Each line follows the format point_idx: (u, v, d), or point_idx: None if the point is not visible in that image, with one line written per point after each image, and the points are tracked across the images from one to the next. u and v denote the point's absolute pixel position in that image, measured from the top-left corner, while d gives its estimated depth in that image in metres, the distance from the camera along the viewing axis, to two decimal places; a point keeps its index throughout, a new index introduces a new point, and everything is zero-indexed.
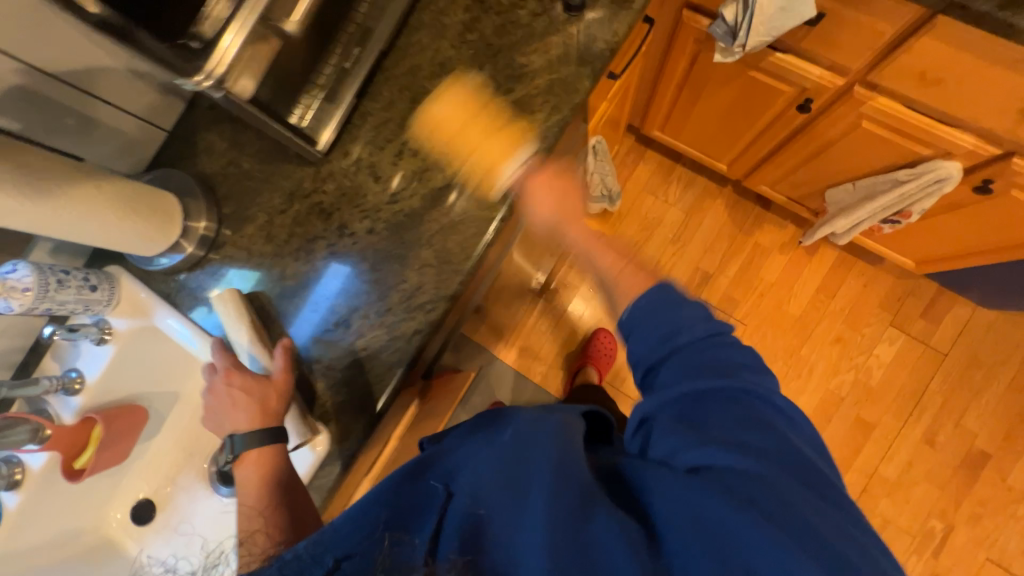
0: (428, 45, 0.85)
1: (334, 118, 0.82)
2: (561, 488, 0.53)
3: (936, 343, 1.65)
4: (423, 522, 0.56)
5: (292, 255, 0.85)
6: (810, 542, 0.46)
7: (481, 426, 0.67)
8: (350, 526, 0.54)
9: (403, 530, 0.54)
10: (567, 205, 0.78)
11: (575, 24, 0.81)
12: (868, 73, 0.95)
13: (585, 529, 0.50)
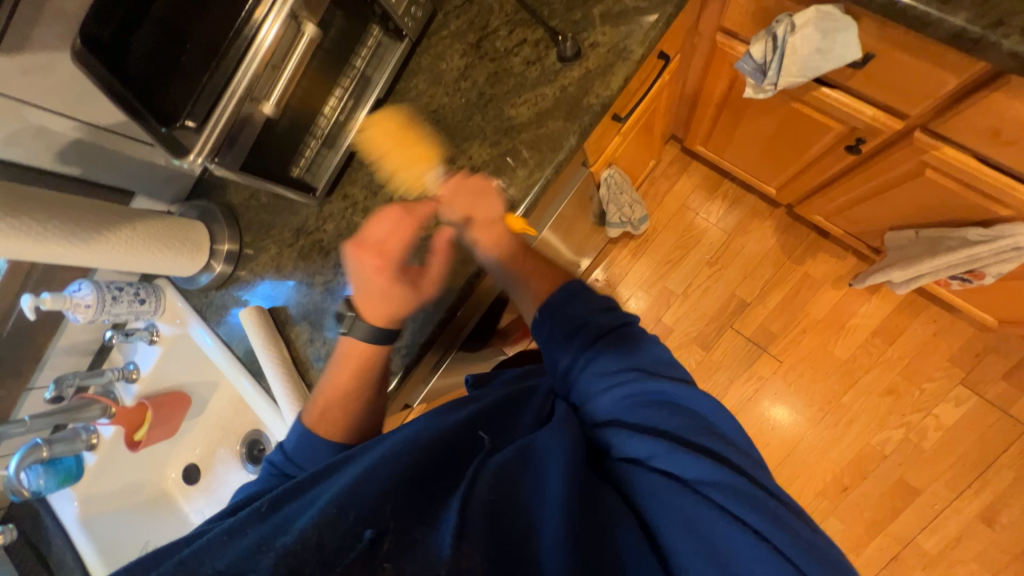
0: (423, 92, 0.86)
1: (333, 165, 0.87)
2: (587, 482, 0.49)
3: (1016, 411, 1.41)
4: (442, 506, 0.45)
5: (295, 286, 0.94)
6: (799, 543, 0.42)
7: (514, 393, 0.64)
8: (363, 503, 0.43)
9: (416, 522, 0.43)
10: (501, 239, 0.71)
11: (567, 74, 0.77)
12: (931, 120, 0.80)
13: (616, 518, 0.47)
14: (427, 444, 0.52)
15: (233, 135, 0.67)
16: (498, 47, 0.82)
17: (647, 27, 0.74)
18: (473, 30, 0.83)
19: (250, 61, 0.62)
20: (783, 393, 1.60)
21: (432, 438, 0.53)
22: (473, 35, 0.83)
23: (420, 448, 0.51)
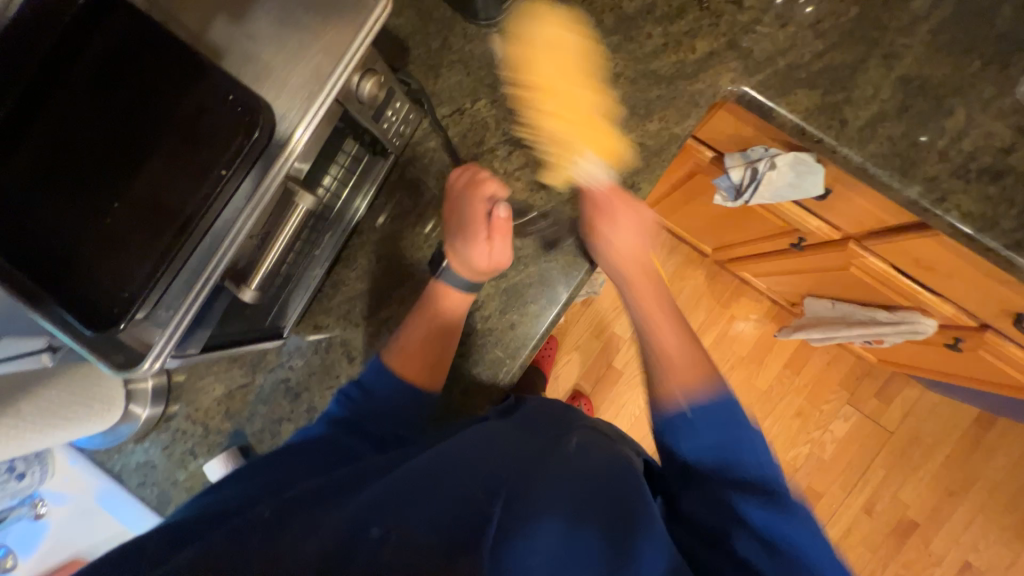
0: (409, 209, 0.76)
1: (304, 297, 0.72)
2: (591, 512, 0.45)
3: (885, 422, 1.77)
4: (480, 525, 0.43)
5: (255, 435, 0.77)
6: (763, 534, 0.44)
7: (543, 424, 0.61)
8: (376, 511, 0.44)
9: (414, 524, 0.43)
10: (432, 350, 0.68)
11: (574, 206, 0.74)
12: (865, 237, 0.93)
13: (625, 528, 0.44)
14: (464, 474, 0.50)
15: (198, 316, 0.52)
16: (495, 167, 0.76)
17: (653, 165, 0.73)
18: (468, 146, 0.76)
19: (232, 238, 0.49)
20: None
21: (451, 473, 0.49)
22: (467, 151, 0.76)
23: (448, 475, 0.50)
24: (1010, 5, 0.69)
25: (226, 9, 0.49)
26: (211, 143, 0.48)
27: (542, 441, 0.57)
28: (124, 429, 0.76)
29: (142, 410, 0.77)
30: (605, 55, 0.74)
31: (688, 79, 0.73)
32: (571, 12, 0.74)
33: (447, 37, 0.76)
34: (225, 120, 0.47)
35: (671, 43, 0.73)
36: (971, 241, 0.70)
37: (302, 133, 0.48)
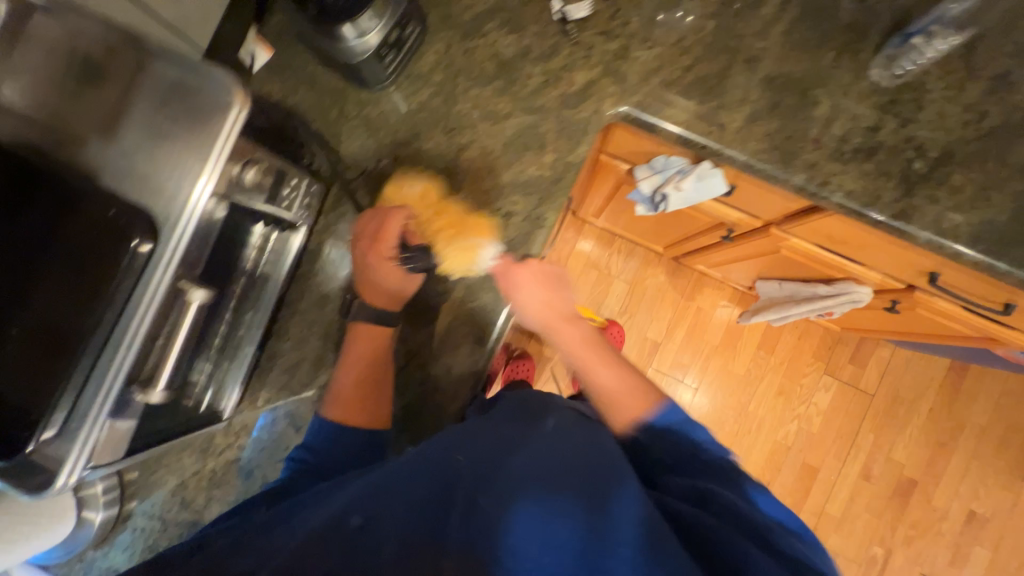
0: (332, 273, 0.79)
1: (240, 377, 0.74)
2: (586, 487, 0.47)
3: (864, 385, 1.79)
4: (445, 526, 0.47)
5: (215, 519, 0.77)
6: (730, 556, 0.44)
7: (519, 411, 0.63)
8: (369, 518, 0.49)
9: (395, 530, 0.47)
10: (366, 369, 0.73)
11: (488, 244, 0.77)
12: (782, 222, 0.97)
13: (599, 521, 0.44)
14: (449, 474, 0.51)
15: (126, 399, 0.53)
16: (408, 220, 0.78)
17: (554, 195, 0.76)
18: (379, 204, 0.79)
19: (130, 337, 0.50)
20: (704, 415, 1.81)
21: (435, 467, 0.53)
22: (379, 209, 0.78)
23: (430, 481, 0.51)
24: None
25: (101, 130, 0.52)
26: (97, 252, 0.49)
27: (518, 424, 0.59)
28: (84, 536, 0.75)
29: (97, 515, 0.75)
30: (493, 100, 0.78)
31: (572, 111, 0.77)
32: (454, 65, 0.79)
33: (344, 105, 0.80)
34: (107, 226, 0.49)
35: (551, 79, 0.77)
36: (862, 217, 0.73)
37: (204, 182, 0.50)
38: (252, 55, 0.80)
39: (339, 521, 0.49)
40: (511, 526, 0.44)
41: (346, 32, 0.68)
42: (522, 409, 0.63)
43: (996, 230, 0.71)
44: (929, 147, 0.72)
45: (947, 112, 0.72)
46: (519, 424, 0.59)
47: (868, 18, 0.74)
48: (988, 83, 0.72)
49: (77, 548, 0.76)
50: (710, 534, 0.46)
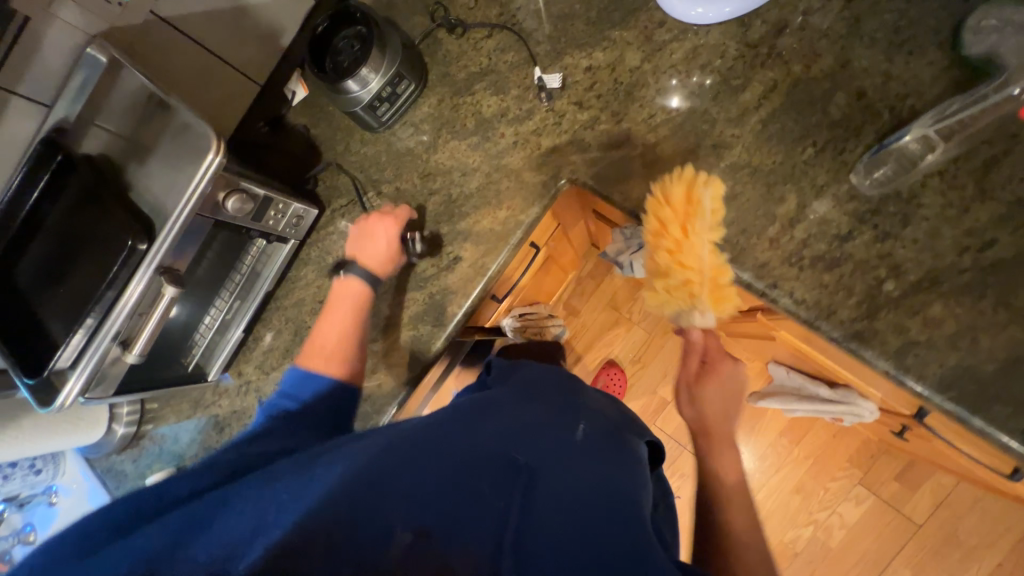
0: (311, 281, 0.93)
1: (225, 351, 0.91)
2: (609, 523, 0.47)
3: (909, 511, 1.51)
4: (475, 510, 0.46)
5: (192, 458, 0.96)
6: None
7: (545, 402, 0.64)
8: (422, 464, 0.48)
9: (443, 511, 0.45)
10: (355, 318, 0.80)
11: (436, 282, 0.85)
12: (762, 312, 0.90)
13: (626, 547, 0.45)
14: (465, 456, 0.50)
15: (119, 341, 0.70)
16: None
17: (499, 248, 0.82)
18: None
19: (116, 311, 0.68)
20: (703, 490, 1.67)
21: (468, 442, 0.53)
22: None
23: (476, 457, 0.50)
24: (846, 92, 0.68)
25: (141, 156, 0.71)
26: (113, 240, 0.68)
27: (532, 416, 0.59)
28: (108, 442, 1.00)
29: (119, 430, 1.00)
30: (466, 153, 0.85)
31: (532, 173, 0.81)
32: (440, 118, 0.88)
33: (349, 142, 0.94)
34: (120, 228, 0.68)
35: (520, 140, 0.82)
36: (811, 330, 0.67)
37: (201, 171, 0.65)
38: (293, 92, 0.98)
39: (399, 465, 0.48)
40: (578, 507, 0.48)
41: (348, 85, 0.80)
42: (539, 400, 0.64)
43: (975, 380, 0.60)
44: (907, 269, 0.64)
45: (939, 232, 0.63)
46: (541, 414, 0.60)
47: (862, 116, 0.67)
48: (1003, 207, 0.61)
49: (102, 450, 1.01)
50: None
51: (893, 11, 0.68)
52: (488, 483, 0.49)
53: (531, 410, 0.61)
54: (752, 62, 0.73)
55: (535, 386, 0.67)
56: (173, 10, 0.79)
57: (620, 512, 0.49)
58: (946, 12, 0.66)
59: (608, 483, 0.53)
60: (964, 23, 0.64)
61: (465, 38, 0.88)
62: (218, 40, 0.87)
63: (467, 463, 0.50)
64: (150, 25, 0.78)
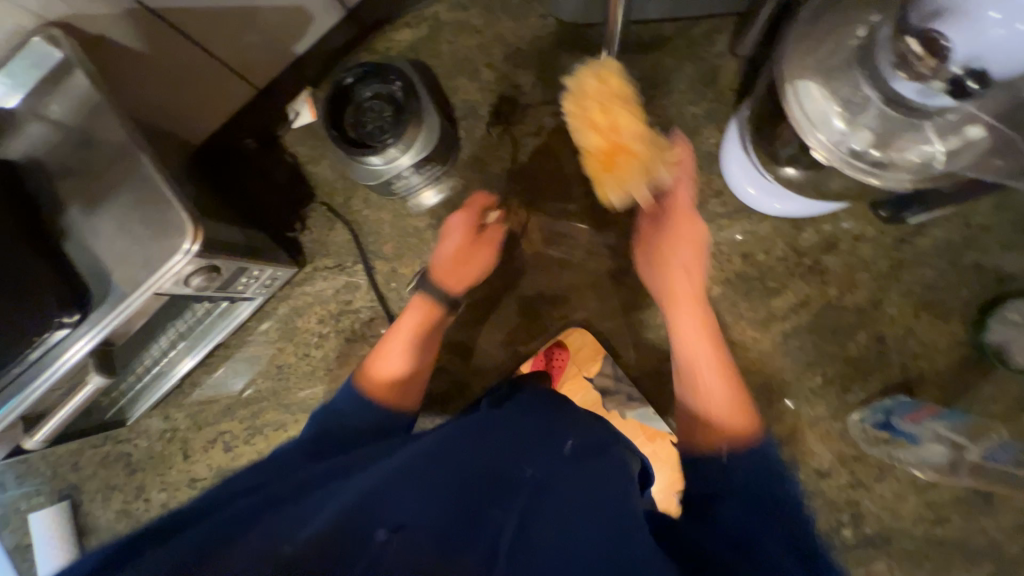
0: (272, 340, 0.83)
1: (155, 395, 0.80)
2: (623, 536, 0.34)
3: None
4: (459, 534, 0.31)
5: (90, 494, 0.84)
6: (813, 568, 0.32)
7: (534, 417, 0.49)
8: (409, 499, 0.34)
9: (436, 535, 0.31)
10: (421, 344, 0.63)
11: None
12: None
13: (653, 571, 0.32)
14: (527, 486, 0.38)
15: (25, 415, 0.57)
16: (356, 325, 0.81)
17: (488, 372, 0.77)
18: (338, 300, 0.82)
19: (29, 391, 0.56)
20: None
21: (450, 461, 0.38)
22: (336, 304, 0.82)
23: (547, 502, 0.37)
24: (868, 332, 0.68)
25: (89, 199, 0.57)
26: (40, 301, 0.54)
27: (523, 426, 0.46)
28: None
29: None
30: None
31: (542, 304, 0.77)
32: (460, 208, 0.80)
33: (351, 197, 0.83)
34: (44, 296, 0.54)
35: (540, 258, 0.80)
36: None
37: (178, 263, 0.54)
38: (297, 113, 0.85)
39: (377, 505, 0.32)
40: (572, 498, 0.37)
41: (370, 158, 0.68)
42: (551, 422, 0.48)
43: None
44: (867, 521, 0.67)
45: (904, 497, 0.66)
46: (523, 428, 0.46)
47: (875, 362, 0.68)
48: (963, 493, 0.65)
49: None
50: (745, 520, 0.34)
51: (932, 268, 0.67)
52: (477, 503, 0.35)
53: (529, 423, 0.47)
54: (792, 269, 0.70)
55: (537, 405, 0.52)
56: (166, 3, 0.62)
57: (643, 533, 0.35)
58: (979, 288, 0.66)
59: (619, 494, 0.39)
60: (992, 306, 0.65)
61: (510, 126, 0.79)
62: (219, 42, 0.71)
63: (460, 491, 0.36)
64: (131, 17, 0.61)
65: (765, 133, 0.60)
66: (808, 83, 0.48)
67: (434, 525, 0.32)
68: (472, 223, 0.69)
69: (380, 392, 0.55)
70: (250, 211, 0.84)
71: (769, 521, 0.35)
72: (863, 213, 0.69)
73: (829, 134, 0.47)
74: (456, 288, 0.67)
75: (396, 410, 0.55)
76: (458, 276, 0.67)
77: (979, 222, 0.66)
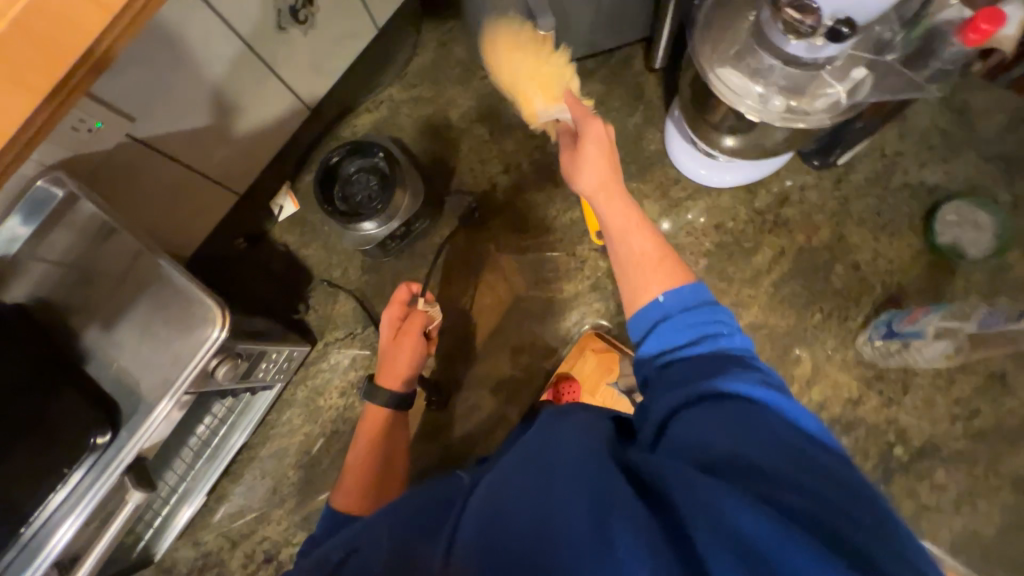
0: (296, 428, 0.82)
1: (181, 518, 0.75)
2: (563, 494, 0.34)
3: None
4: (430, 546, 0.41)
5: None
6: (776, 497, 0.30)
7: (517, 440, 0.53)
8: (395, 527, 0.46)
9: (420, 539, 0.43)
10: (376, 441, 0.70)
11: (448, 430, 0.82)
12: None
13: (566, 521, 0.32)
14: (577, 474, 0.35)
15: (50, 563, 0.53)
16: None
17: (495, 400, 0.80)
18: (355, 368, 0.83)
19: (61, 529, 0.53)
20: None
21: (420, 493, 0.50)
22: (354, 373, 0.83)
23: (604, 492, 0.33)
24: (843, 264, 0.76)
25: (104, 319, 0.58)
26: (65, 429, 0.53)
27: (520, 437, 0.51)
28: None
29: None
30: (481, 292, 0.86)
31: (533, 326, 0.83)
32: (452, 252, 0.87)
33: (347, 269, 0.87)
34: (68, 420, 0.53)
35: (539, 286, 0.85)
36: None
37: (207, 350, 0.55)
38: (281, 207, 0.91)
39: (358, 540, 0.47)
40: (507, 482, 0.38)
41: (364, 225, 0.75)
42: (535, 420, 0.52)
43: (977, 545, 0.66)
44: (912, 435, 0.70)
45: (934, 400, 0.70)
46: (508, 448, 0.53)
47: (859, 287, 0.75)
48: (981, 381, 0.69)
49: None
50: (727, 438, 0.35)
51: (874, 196, 0.77)
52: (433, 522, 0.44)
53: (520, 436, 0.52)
54: (760, 227, 0.79)
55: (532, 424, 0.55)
56: (154, 130, 0.67)
57: (568, 487, 0.35)
58: (916, 202, 0.76)
59: (549, 456, 0.38)
60: (932, 213, 0.75)
61: (480, 172, 0.88)
62: (202, 158, 0.76)
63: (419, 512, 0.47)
64: (122, 150, 0.65)
65: (699, 120, 0.70)
66: (724, 68, 0.58)
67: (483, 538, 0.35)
68: (393, 317, 0.75)
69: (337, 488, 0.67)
70: (253, 307, 0.87)
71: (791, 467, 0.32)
72: (800, 167, 0.79)
73: (753, 98, 0.56)
74: (388, 382, 0.72)
75: (334, 502, 0.64)
76: (382, 371, 0.73)
77: (893, 150, 0.78)
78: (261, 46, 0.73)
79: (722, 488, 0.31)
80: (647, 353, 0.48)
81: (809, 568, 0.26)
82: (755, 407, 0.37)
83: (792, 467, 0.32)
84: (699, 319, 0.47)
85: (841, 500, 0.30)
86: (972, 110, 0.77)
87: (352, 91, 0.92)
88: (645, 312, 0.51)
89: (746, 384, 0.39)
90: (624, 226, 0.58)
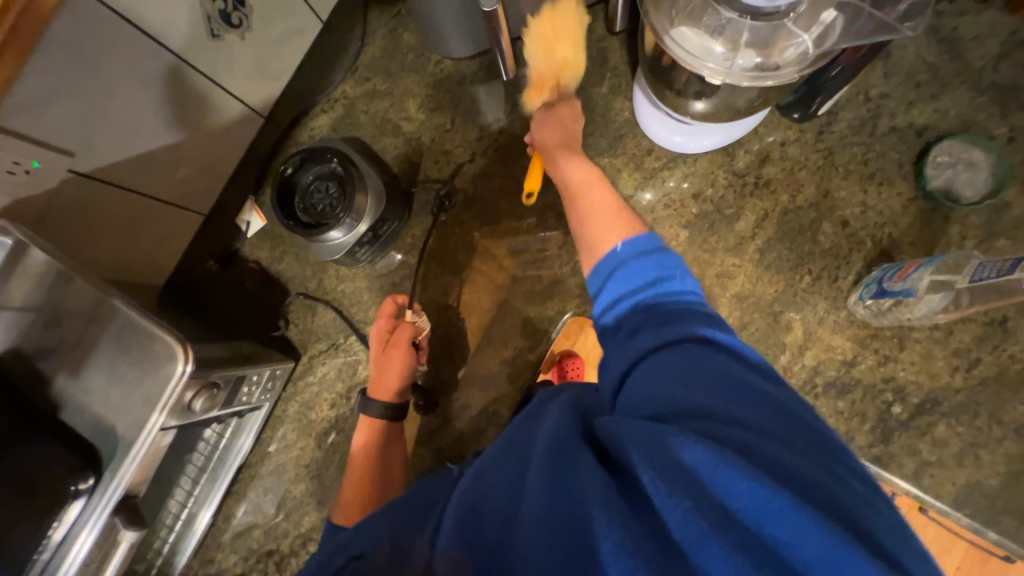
0: (292, 442, 0.83)
1: (191, 542, 0.77)
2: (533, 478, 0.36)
3: None
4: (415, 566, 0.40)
5: None
6: (725, 440, 0.32)
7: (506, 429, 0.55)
8: (378, 540, 0.46)
9: (403, 558, 0.42)
10: (372, 454, 0.69)
11: (442, 429, 0.82)
12: None
13: (540, 503, 0.34)
14: (544, 444, 0.38)
15: None
16: None
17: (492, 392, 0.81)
18: (343, 378, 0.83)
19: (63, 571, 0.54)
20: None
21: (402, 506, 0.49)
22: (342, 384, 0.83)
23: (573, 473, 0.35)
24: (830, 221, 0.72)
25: (72, 365, 0.57)
26: (48, 480, 0.53)
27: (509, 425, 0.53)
28: None
29: None
30: (460, 288, 0.84)
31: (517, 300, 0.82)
32: (426, 250, 0.84)
33: (322, 278, 0.85)
34: (50, 470, 0.53)
35: (518, 277, 0.83)
36: None
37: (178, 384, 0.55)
38: (248, 222, 0.89)
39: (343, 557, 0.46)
40: (490, 475, 0.41)
41: (332, 234, 0.72)
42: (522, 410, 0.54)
43: (982, 496, 0.65)
44: (911, 391, 0.68)
45: (932, 353, 0.68)
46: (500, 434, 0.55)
47: (848, 244, 0.71)
48: (981, 329, 0.66)
49: None
50: (681, 394, 0.37)
51: (860, 145, 0.72)
52: (417, 536, 0.44)
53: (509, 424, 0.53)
54: (741, 192, 0.75)
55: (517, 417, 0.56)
56: (97, 161, 0.64)
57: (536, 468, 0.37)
58: (905, 146, 0.71)
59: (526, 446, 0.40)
60: (922, 157, 0.70)
61: (445, 163, 0.85)
62: (157, 182, 0.73)
63: (400, 522, 0.47)
64: (67, 185, 0.63)
65: (664, 84, 0.66)
66: (679, 28, 0.54)
67: (470, 528, 0.38)
68: (383, 331, 0.74)
69: (337, 499, 0.68)
70: (233, 328, 0.87)
71: (738, 411, 0.35)
72: (779, 122, 0.74)
73: (715, 60, 0.52)
74: (379, 396, 0.71)
75: (336, 518, 0.65)
76: (373, 384, 0.72)
77: (878, 92, 0.72)
78: (197, 57, 0.68)
79: (666, 429, 0.33)
80: (607, 302, 0.50)
81: (755, 497, 0.28)
82: (710, 351, 0.40)
83: (725, 403, 0.35)
84: (650, 267, 0.48)
85: (782, 433, 0.33)
86: (962, 39, 0.71)
87: (305, 92, 0.88)
88: (604, 262, 0.52)
89: (693, 329, 0.42)
90: (583, 177, 0.61)
